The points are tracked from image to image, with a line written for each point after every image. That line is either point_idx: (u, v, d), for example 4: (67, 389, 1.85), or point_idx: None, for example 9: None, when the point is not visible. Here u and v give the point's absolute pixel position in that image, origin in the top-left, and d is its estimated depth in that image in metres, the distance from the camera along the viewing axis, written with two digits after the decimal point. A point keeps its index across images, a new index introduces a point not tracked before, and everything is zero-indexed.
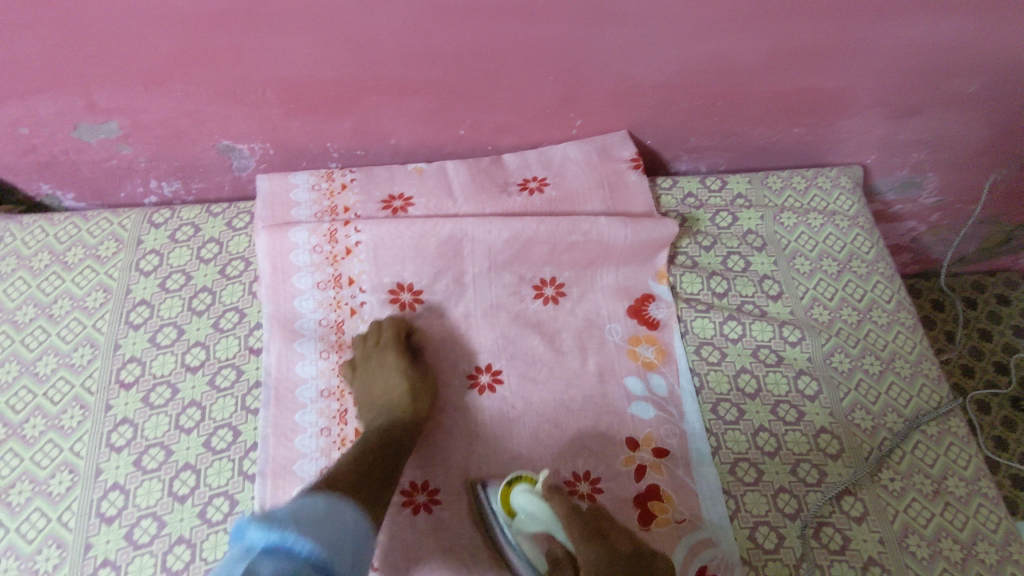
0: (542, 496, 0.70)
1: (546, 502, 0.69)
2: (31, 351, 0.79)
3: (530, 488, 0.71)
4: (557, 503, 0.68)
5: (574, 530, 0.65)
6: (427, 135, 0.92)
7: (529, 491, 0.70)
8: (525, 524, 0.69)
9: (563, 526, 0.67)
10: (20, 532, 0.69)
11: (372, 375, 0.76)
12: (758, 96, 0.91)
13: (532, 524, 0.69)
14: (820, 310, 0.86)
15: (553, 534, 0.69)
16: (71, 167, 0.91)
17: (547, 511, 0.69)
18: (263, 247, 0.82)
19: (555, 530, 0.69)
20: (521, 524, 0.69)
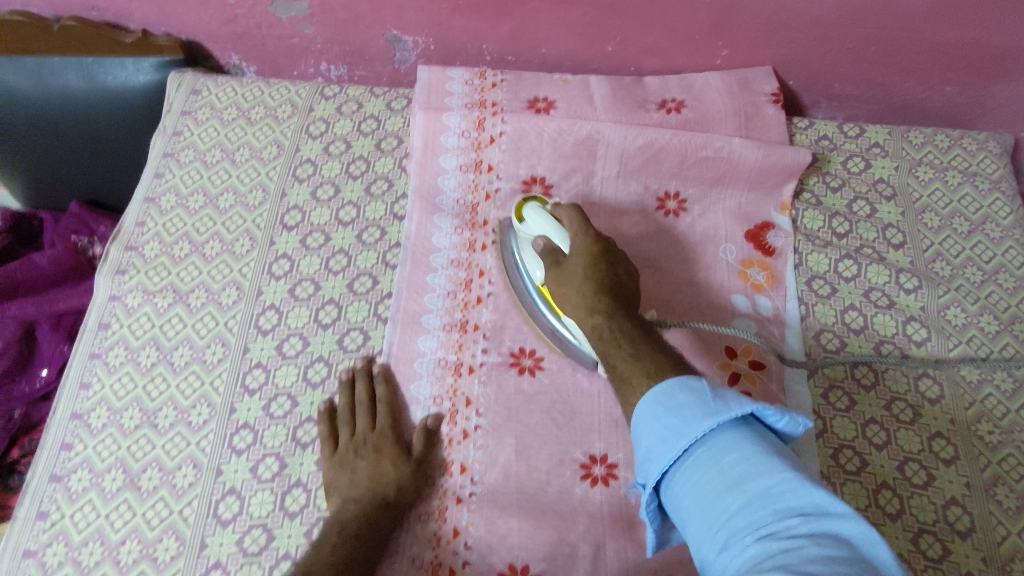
0: (549, 209, 0.75)
1: (553, 215, 0.74)
2: (215, 188, 0.92)
3: (540, 205, 0.76)
4: (561, 211, 0.74)
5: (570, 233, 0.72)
6: (576, 48, 0.97)
7: (538, 207, 0.76)
8: (530, 229, 0.75)
9: (562, 229, 0.72)
10: (194, 328, 0.82)
11: (361, 458, 0.71)
12: (914, 45, 0.90)
13: (534, 228, 0.75)
14: (943, 264, 0.86)
15: (550, 236, 0.73)
16: (261, 41, 1.03)
17: (549, 219, 0.74)
18: (418, 126, 0.91)
19: (551, 232, 0.73)
20: (527, 228, 0.76)
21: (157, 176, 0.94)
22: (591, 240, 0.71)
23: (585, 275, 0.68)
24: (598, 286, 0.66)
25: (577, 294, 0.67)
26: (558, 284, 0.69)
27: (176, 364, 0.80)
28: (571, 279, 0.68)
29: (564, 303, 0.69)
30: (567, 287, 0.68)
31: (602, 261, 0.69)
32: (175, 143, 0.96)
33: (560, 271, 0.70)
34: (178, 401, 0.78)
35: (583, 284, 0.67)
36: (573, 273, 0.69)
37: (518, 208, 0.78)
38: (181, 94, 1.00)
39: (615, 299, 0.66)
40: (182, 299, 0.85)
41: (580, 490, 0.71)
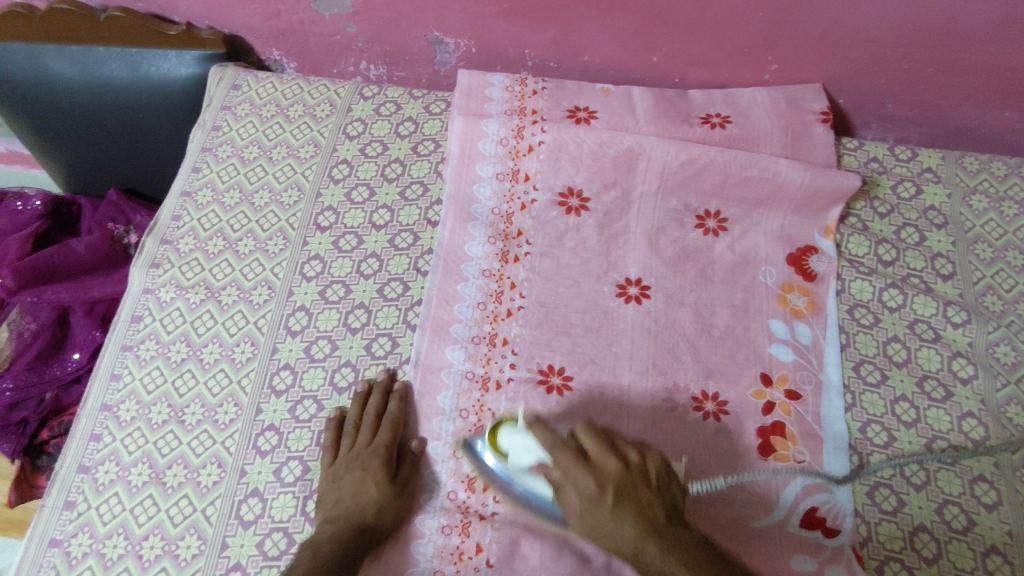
0: (523, 429, 0.66)
1: (530, 435, 0.65)
2: (251, 184, 0.92)
3: (514, 425, 0.68)
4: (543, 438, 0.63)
5: (567, 463, 0.61)
6: (620, 56, 0.95)
7: (512, 427, 0.68)
8: (516, 459, 0.66)
9: (558, 460, 0.62)
10: (224, 325, 0.83)
11: (349, 475, 0.71)
12: (975, 68, 0.86)
13: (522, 458, 0.66)
14: (994, 299, 0.83)
15: (544, 464, 0.64)
16: (302, 37, 1.02)
17: (535, 445, 0.65)
18: (456, 131, 0.89)
19: (545, 458, 0.64)
20: (511, 458, 0.67)
21: (194, 170, 0.94)
22: (597, 471, 0.61)
23: (613, 511, 0.59)
24: (633, 513, 0.59)
25: (619, 531, 0.59)
26: (585, 522, 0.61)
27: (205, 361, 0.81)
28: (601, 514, 0.60)
29: (596, 538, 0.61)
30: (588, 505, 0.60)
31: (626, 492, 0.60)
32: (214, 136, 0.97)
33: (581, 506, 0.61)
34: (206, 399, 0.78)
35: (614, 517, 0.59)
36: (597, 505, 0.60)
37: (490, 437, 0.69)
38: (221, 88, 1.00)
39: (660, 517, 0.59)
40: (214, 295, 0.85)
41: None
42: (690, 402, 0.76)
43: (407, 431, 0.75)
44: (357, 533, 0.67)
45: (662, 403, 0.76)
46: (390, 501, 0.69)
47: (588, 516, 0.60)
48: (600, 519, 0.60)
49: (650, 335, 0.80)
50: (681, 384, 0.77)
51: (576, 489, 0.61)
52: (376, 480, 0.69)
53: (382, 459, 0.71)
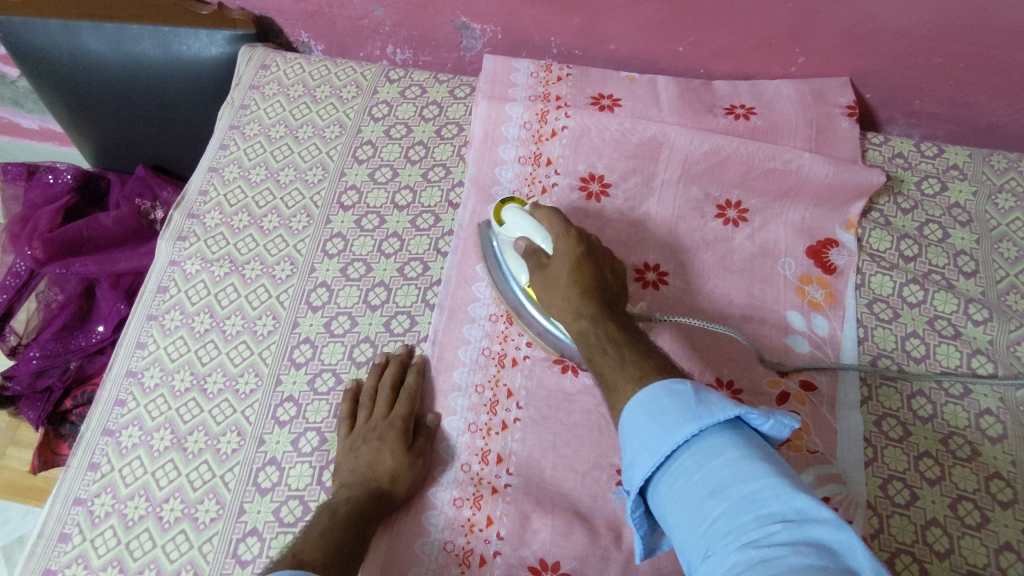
0: (529, 211, 0.73)
1: (533, 215, 0.73)
2: (277, 162, 0.94)
3: (520, 206, 0.75)
4: (541, 213, 0.72)
5: (554, 231, 0.70)
6: (646, 46, 0.95)
7: (517, 208, 0.75)
8: (507, 233, 0.74)
9: (545, 226, 0.71)
10: (247, 299, 0.84)
11: (366, 444, 0.71)
12: (1007, 65, 0.85)
13: (513, 230, 0.73)
14: (1017, 298, 0.82)
15: (529, 236, 0.72)
16: (331, 20, 1.04)
17: (529, 222, 0.72)
18: (480, 114, 0.90)
19: (532, 233, 0.71)
20: (506, 229, 0.74)
21: (222, 147, 0.96)
22: (575, 240, 0.69)
23: (565, 278, 0.66)
24: (584, 281, 0.65)
25: (562, 294, 0.65)
26: (544, 294, 0.68)
27: (228, 332, 0.82)
28: (558, 278, 0.67)
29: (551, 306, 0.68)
30: (551, 280, 0.67)
31: (585, 263, 0.66)
32: (242, 115, 0.98)
33: (545, 273, 0.69)
34: (227, 368, 0.80)
35: (566, 276, 0.66)
36: (556, 275, 0.67)
37: (496, 210, 0.77)
38: (251, 68, 1.02)
39: (603, 296, 0.64)
40: (238, 269, 0.86)
41: (615, 495, 0.70)
42: None
43: (423, 407, 0.76)
44: (371, 500, 0.67)
45: None
46: (404, 473, 0.69)
47: (546, 290, 0.68)
48: (552, 293, 0.67)
49: (667, 321, 0.80)
50: (696, 371, 0.77)
51: (553, 253, 0.69)
52: (390, 451, 0.70)
53: (397, 432, 0.71)
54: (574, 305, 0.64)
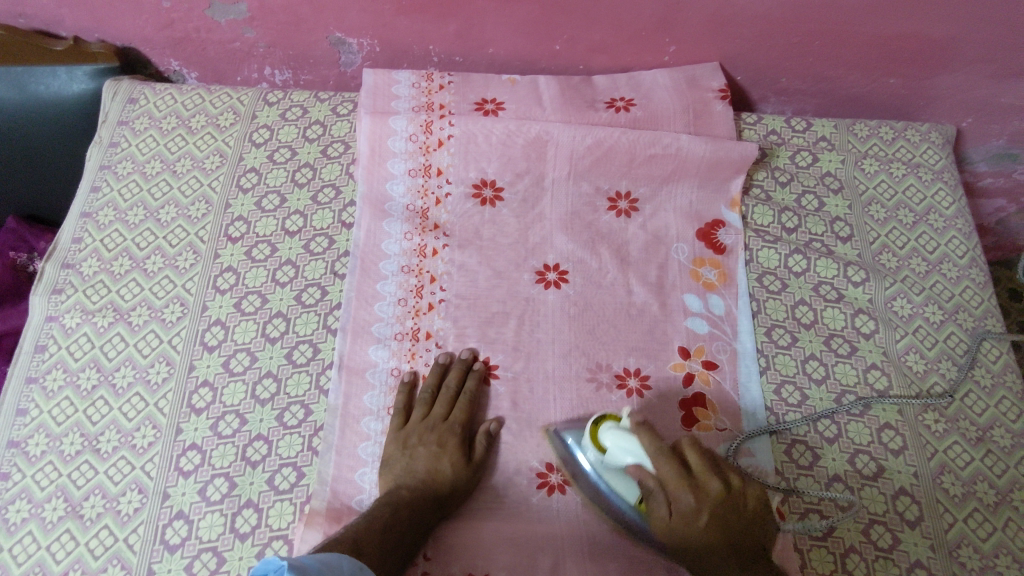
0: (628, 432, 0.65)
1: (637, 442, 0.64)
2: (155, 200, 0.89)
3: (617, 429, 0.66)
4: (650, 445, 0.63)
5: (670, 476, 0.62)
6: (524, 47, 0.96)
7: (617, 429, 0.66)
8: (613, 459, 0.66)
9: (657, 466, 0.62)
10: (136, 347, 0.80)
11: (421, 447, 0.71)
12: (857, 38, 0.90)
13: (619, 458, 0.65)
14: (889, 256, 0.87)
15: (641, 469, 0.64)
16: (200, 45, 1.00)
17: (638, 452, 0.64)
18: (364, 130, 0.89)
19: (646, 462, 0.63)
20: (610, 456, 0.66)
21: (94, 189, 0.91)
22: (700, 491, 0.61)
23: (702, 518, 0.61)
24: (725, 521, 0.61)
25: (697, 554, 0.62)
26: (669, 531, 0.63)
27: (118, 386, 0.78)
28: (687, 529, 0.62)
29: (673, 548, 0.64)
30: (678, 520, 0.62)
31: (723, 514, 0.61)
32: (112, 153, 0.93)
33: (667, 509, 0.63)
34: (121, 424, 0.76)
35: (698, 531, 0.61)
36: (685, 512, 0.62)
37: (591, 434, 0.68)
38: (117, 103, 0.97)
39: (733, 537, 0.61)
40: (123, 317, 0.82)
41: (536, 497, 0.71)
42: (614, 379, 0.78)
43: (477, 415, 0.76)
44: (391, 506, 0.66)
45: (586, 382, 0.78)
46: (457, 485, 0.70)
47: (675, 530, 0.62)
48: (678, 518, 0.62)
49: (570, 318, 0.81)
50: (603, 363, 0.79)
51: (675, 501, 0.62)
52: (453, 461, 0.70)
53: (456, 443, 0.72)
54: (716, 568, 0.61)
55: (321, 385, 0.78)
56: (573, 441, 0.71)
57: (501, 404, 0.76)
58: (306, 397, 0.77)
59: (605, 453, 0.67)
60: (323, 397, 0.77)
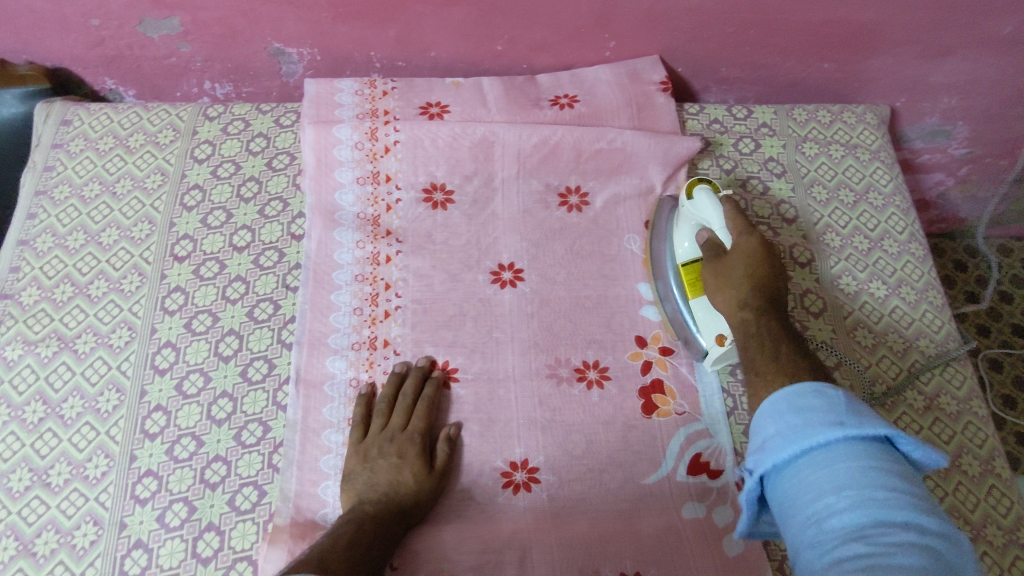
0: (717, 198, 0.76)
1: (718, 203, 0.75)
2: (96, 224, 0.87)
3: (709, 188, 0.77)
4: (728, 206, 0.75)
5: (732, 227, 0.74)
6: (465, 49, 0.96)
7: (710, 190, 0.76)
8: (695, 213, 0.76)
9: (727, 221, 0.74)
10: (83, 375, 0.77)
11: (382, 460, 0.71)
12: (789, 26, 0.93)
13: (700, 212, 0.76)
14: (833, 235, 0.90)
15: (713, 226, 0.75)
16: (135, 63, 0.98)
17: (717, 211, 0.75)
18: (308, 140, 0.87)
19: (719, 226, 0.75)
20: (695, 209, 0.76)
21: (29, 217, 0.88)
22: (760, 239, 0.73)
23: (746, 276, 0.72)
24: (759, 279, 0.72)
25: (742, 282, 0.72)
26: (719, 275, 0.73)
27: (66, 417, 0.75)
28: (735, 269, 0.72)
29: (721, 285, 0.73)
30: (725, 269, 0.73)
31: (761, 260, 0.72)
32: (47, 178, 0.90)
33: (719, 265, 0.74)
34: (71, 456, 0.73)
35: (739, 283, 0.72)
36: (725, 298, 0.72)
37: (686, 186, 0.79)
38: (50, 126, 0.94)
39: (765, 297, 0.71)
40: (68, 345, 0.79)
41: (502, 497, 0.72)
42: (573, 373, 0.79)
43: (437, 421, 0.76)
44: (354, 522, 0.65)
45: (546, 378, 0.78)
46: (420, 498, 0.69)
47: (718, 271, 0.73)
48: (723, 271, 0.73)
49: (528, 316, 0.81)
50: (562, 358, 0.79)
51: (734, 250, 0.73)
52: (416, 473, 0.70)
53: (418, 453, 0.71)
54: (743, 293, 0.71)
55: (279, 401, 0.77)
56: (661, 229, 0.83)
57: (463, 407, 0.76)
58: (264, 414, 0.76)
59: (690, 200, 0.77)
60: (281, 413, 0.76)
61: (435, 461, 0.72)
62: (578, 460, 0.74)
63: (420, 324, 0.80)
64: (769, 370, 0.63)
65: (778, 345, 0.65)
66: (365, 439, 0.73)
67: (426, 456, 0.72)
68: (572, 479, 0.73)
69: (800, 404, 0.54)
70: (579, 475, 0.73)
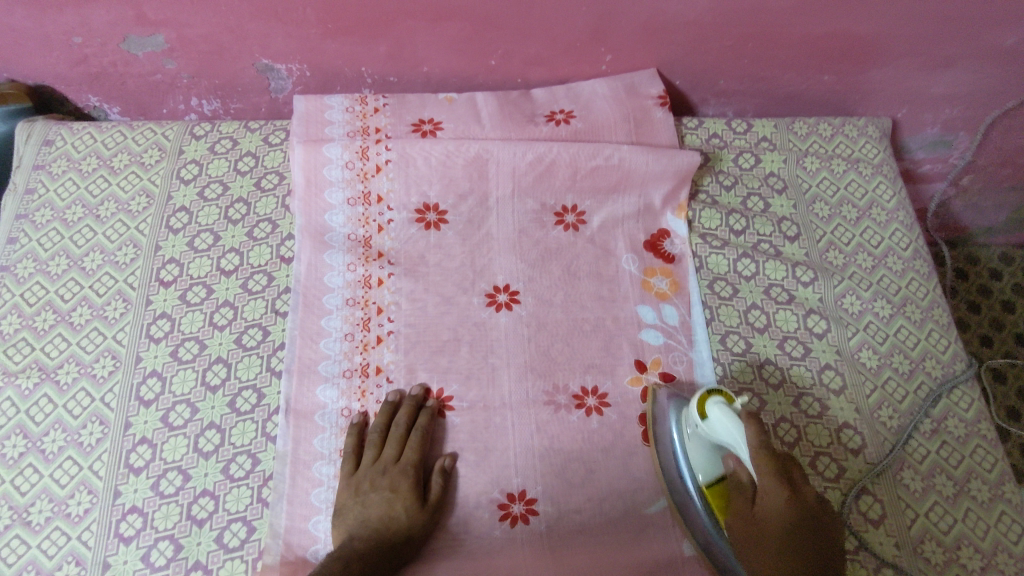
0: (737, 411, 0.65)
1: (737, 421, 0.64)
2: (79, 248, 0.85)
3: (725, 401, 0.66)
4: (750, 426, 0.62)
5: (764, 476, 0.61)
6: (458, 64, 0.94)
7: (724, 404, 0.66)
8: (710, 431, 0.66)
9: (752, 453, 0.62)
10: (66, 408, 0.75)
11: (373, 494, 0.68)
12: (790, 39, 0.90)
13: (716, 432, 0.65)
14: (836, 253, 0.88)
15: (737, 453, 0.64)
16: (120, 80, 0.95)
17: (739, 434, 0.63)
18: (297, 160, 0.85)
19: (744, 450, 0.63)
20: (709, 427, 0.66)
21: (10, 241, 0.85)
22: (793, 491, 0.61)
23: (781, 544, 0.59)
24: (803, 548, 0.60)
25: (782, 552, 0.59)
26: (747, 525, 0.63)
27: (47, 452, 0.73)
28: (768, 535, 0.61)
29: (749, 554, 0.62)
30: (755, 544, 0.61)
31: (803, 535, 0.59)
32: (29, 201, 0.88)
33: (754, 518, 0.62)
34: (53, 492, 0.71)
35: (773, 530, 0.60)
36: (766, 524, 0.61)
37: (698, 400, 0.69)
38: (32, 146, 0.91)
39: (805, 520, 0.60)
40: (50, 376, 0.77)
41: (500, 530, 0.69)
42: (571, 400, 0.76)
43: (431, 453, 0.73)
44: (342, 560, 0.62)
45: (544, 406, 0.76)
46: (412, 535, 0.67)
47: (747, 529, 0.63)
48: (752, 532, 0.62)
49: (525, 340, 0.79)
50: (560, 385, 0.77)
51: (766, 500, 0.61)
52: (408, 508, 0.68)
53: (411, 488, 0.69)
54: None
55: (268, 432, 0.74)
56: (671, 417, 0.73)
57: (459, 436, 0.74)
58: (253, 446, 0.74)
59: (706, 422, 0.66)
60: (270, 444, 0.74)
61: (428, 496, 0.70)
62: (577, 489, 0.72)
63: (414, 350, 0.78)
64: None
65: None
66: (356, 472, 0.71)
67: (419, 491, 0.69)
68: (571, 510, 0.71)
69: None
70: (579, 506, 0.71)
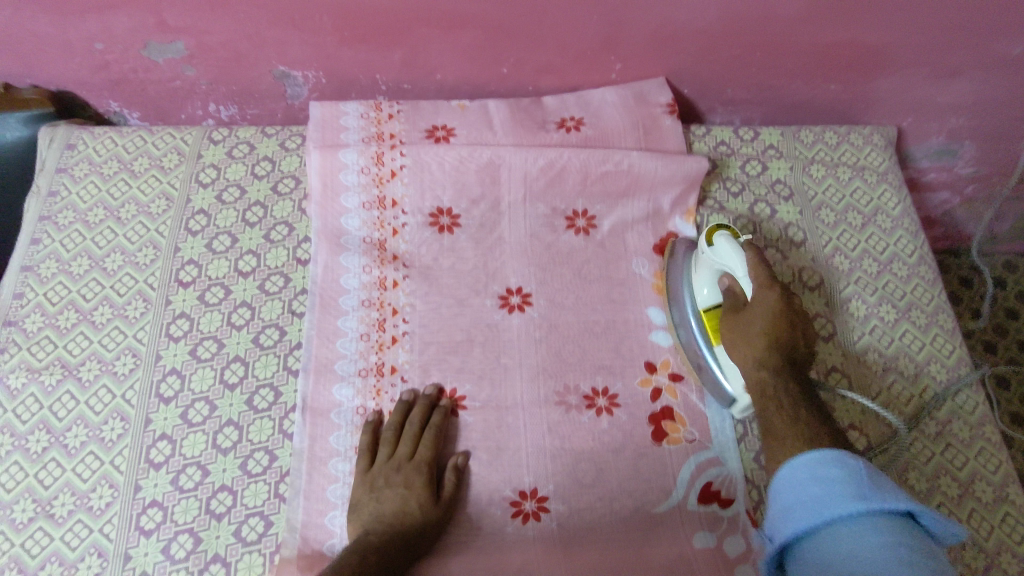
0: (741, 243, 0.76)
1: (741, 250, 0.75)
2: (100, 249, 0.87)
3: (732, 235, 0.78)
4: (750, 253, 0.75)
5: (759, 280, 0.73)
6: (471, 71, 0.96)
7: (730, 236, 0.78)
8: (716, 257, 0.78)
9: (751, 271, 0.74)
10: (87, 404, 0.77)
11: (388, 490, 0.70)
12: (796, 48, 0.92)
13: (722, 259, 0.77)
14: (841, 259, 0.89)
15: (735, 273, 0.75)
16: (140, 86, 0.97)
17: (739, 258, 0.75)
18: (314, 165, 0.87)
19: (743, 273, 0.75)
20: (716, 254, 0.77)
21: (33, 242, 0.87)
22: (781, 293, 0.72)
23: (764, 329, 0.71)
24: (779, 350, 0.70)
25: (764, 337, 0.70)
26: (736, 335, 0.73)
27: (70, 447, 0.75)
28: (755, 321, 0.72)
29: (739, 343, 0.72)
30: (742, 338, 0.72)
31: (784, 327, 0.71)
32: (51, 204, 0.90)
33: (740, 315, 0.74)
34: (75, 486, 0.73)
35: (758, 334, 0.71)
36: (751, 319, 0.72)
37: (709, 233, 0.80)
38: (54, 150, 0.93)
39: (789, 345, 0.70)
40: (72, 373, 0.79)
41: (512, 528, 0.71)
42: (582, 401, 0.78)
43: (444, 451, 0.75)
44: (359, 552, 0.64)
45: (555, 406, 0.77)
46: (427, 529, 0.68)
47: (736, 333, 0.73)
48: (742, 324, 0.73)
49: (536, 341, 0.81)
50: (571, 385, 0.79)
51: (758, 304, 0.72)
52: (422, 503, 0.69)
53: (425, 484, 0.70)
54: (763, 349, 0.70)
55: (285, 429, 0.76)
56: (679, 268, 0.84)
57: (472, 434, 0.76)
58: (270, 443, 0.75)
59: (714, 250, 0.78)
60: (287, 441, 0.75)
61: (441, 492, 0.71)
62: (588, 488, 0.73)
63: (428, 351, 0.79)
64: (781, 430, 0.64)
65: (797, 410, 0.65)
66: (372, 468, 0.72)
67: (433, 487, 0.71)
68: (582, 509, 0.72)
69: (821, 473, 0.53)
70: (589, 504, 0.72)
